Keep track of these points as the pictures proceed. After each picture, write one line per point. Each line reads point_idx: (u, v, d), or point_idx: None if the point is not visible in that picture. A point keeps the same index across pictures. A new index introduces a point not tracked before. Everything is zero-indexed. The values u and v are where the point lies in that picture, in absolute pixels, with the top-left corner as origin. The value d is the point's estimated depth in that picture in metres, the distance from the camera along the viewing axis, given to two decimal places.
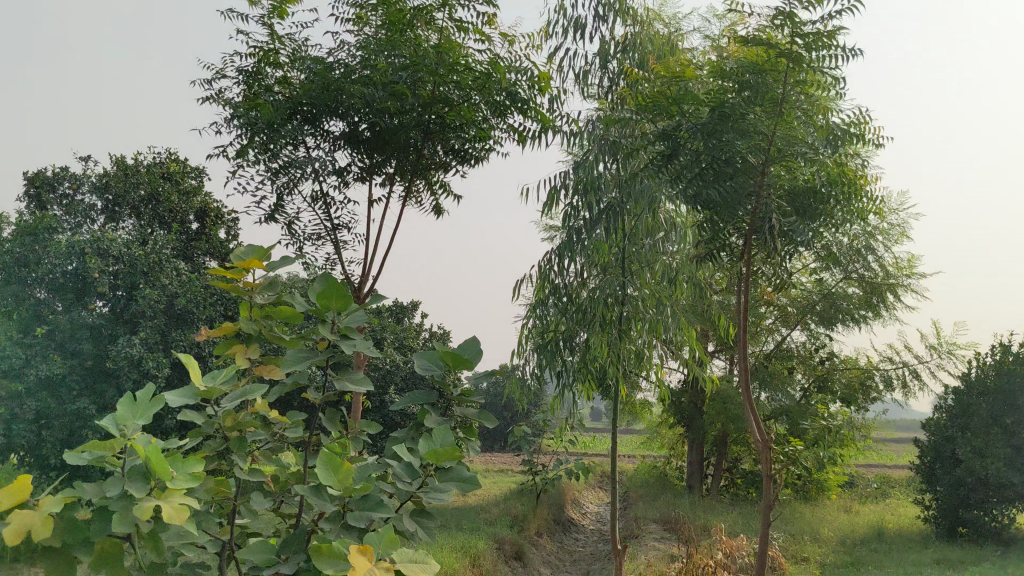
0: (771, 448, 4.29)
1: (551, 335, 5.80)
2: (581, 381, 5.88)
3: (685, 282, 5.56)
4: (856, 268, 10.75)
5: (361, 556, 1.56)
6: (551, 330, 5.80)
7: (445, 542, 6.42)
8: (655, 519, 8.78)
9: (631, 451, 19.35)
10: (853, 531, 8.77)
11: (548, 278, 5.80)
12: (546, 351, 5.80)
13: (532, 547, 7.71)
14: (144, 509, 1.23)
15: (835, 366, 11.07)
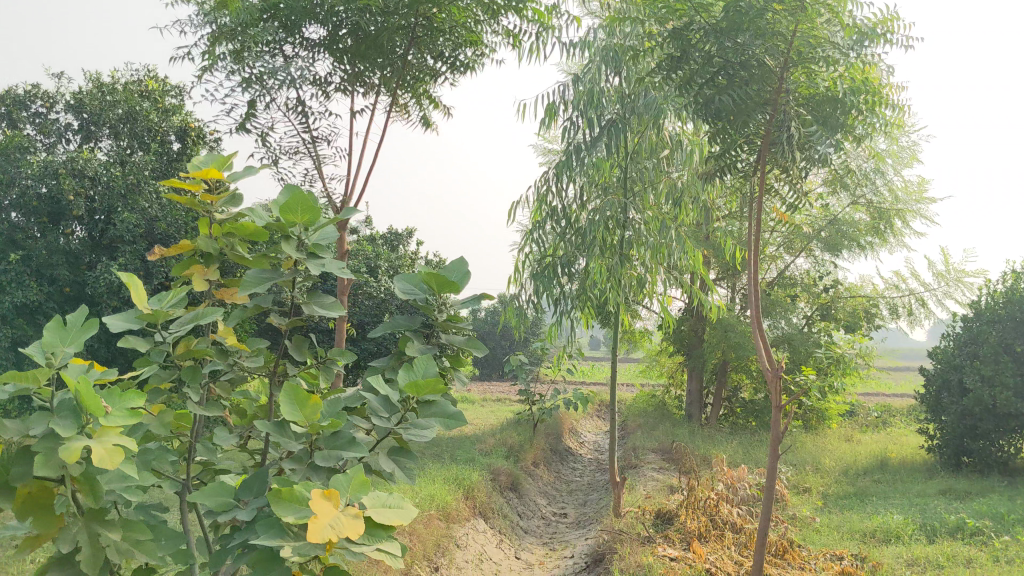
0: (783, 378, 4.02)
1: (549, 259, 5.50)
2: (579, 307, 5.60)
3: (691, 202, 5.23)
4: (864, 194, 10.44)
5: (330, 502, 1.44)
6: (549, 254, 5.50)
7: (438, 473, 6.22)
8: (653, 449, 8.59)
9: (630, 380, 19.23)
10: (856, 461, 8.60)
11: (545, 198, 5.47)
12: (544, 275, 5.51)
13: (528, 477, 7.53)
14: (69, 452, 1.14)
15: (840, 294, 10.81)
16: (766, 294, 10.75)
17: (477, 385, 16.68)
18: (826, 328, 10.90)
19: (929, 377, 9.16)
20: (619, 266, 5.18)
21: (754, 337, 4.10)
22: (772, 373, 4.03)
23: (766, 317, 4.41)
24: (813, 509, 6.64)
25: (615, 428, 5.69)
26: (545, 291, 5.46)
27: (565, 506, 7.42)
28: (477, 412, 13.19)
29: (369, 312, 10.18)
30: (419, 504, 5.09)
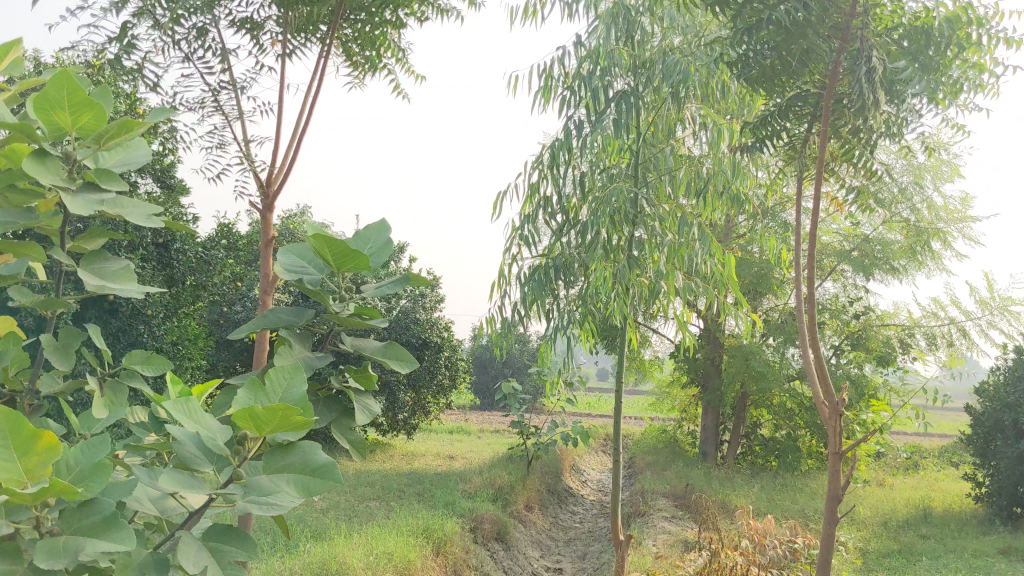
0: (844, 415, 2.99)
1: (531, 260, 4.43)
2: (578, 323, 4.60)
3: (718, 192, 4.24)
4: (899, 212, 9.48)
5: None
6: (536, 255, 4.46)
7: (407, 522, 5.20)
8: (663, 493, 7.56)
9: (638, 414, 18.23)
10: (894, 510, 7.55)
11: (535, 188, 4.47)
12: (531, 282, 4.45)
13: (518, 525, 6.50)
14: None
15: (872, 322, 9.79)
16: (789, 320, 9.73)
17: (475, 415, 15.67)
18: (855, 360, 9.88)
19: (978, 416, 8.13)
20: (626, 268, 4.15)
21: (804, 360, 3.07)
22: (831, 409, 3.00)
23: (819, 334, 3.39)
24: (853, 572, 5.60)
25: (620, 469, 4.66)
26: (534, 301, 4.40)
27: (561, 559, 6.38)
28: (472, 446, 12.15)
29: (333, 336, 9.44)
30: (372, 565, 4.06)
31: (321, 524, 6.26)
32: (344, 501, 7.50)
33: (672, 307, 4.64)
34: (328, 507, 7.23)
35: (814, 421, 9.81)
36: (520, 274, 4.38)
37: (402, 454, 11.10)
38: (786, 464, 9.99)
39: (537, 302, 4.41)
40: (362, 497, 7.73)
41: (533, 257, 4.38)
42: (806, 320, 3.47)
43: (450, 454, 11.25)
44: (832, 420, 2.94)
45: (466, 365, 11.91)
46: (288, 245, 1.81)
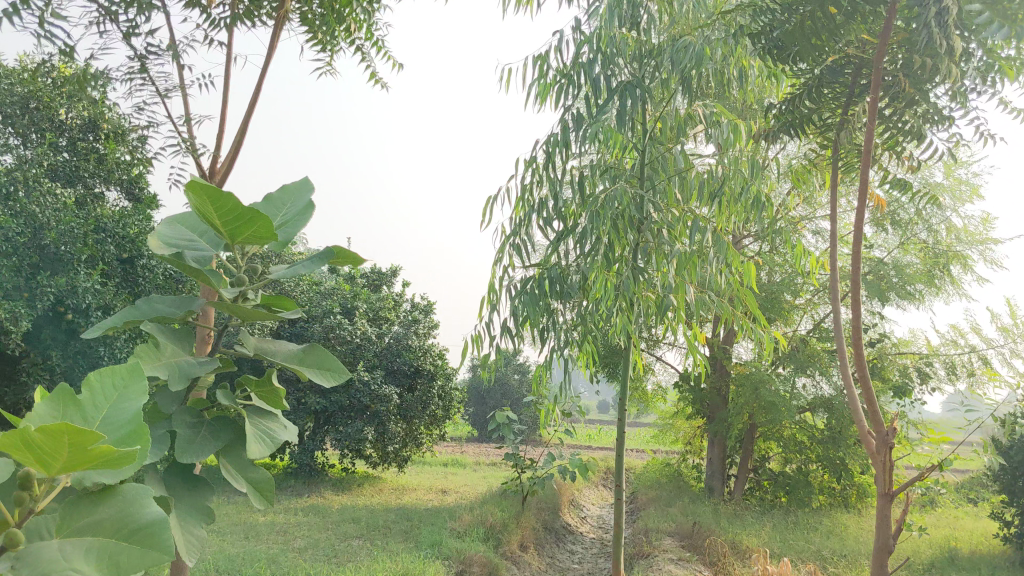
0: (895, 449, 2.49)
1: (514, 272, 3.86)
2: (576, 342, 4.11)
3: (734, 196, 3.74)
4: (915, 234, 9.02)
5: None
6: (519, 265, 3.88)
7: (384, 566, 4.67)
8: (669, 533, 7.03)
9: (638, 446, 17.73)
10: (917, 551, 7.03)
11: (525, 190, 3.95)
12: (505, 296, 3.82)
13: (512, 567, 5.96)
14: None
15: (887, 350, 9.29)
16: (800, 347, 9.22)
17: (470, 447, 15.12)
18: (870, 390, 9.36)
19: (1005, 451, 7.60)
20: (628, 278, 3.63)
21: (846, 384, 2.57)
22: (879, 441, 2.50)
23: (866, 357, 2.90)
24: None
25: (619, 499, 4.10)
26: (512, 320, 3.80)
27: None
28: (467, 479, 11.62)
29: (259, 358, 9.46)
30: None
31: (296, 565, 5.73)
32: (324, 539, 6.96)
33: (681, 324, 4.16)
34: (307, 545, 6.69)
35: (826, 455, 9.29)
36: (505, 286, 3.82)
37: (392, 487, 10.56)
38: (796, 500, 9.46)
39: (516, 321, 3.80)
40: (344, 535, 7.18)
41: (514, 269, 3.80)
42: (852, 339, 2.97)
43: (443, 488, 10.69)
44: (881, 456, 2.44)
45: (461, 395, 11.39)
46: (171, 213, 1.33)
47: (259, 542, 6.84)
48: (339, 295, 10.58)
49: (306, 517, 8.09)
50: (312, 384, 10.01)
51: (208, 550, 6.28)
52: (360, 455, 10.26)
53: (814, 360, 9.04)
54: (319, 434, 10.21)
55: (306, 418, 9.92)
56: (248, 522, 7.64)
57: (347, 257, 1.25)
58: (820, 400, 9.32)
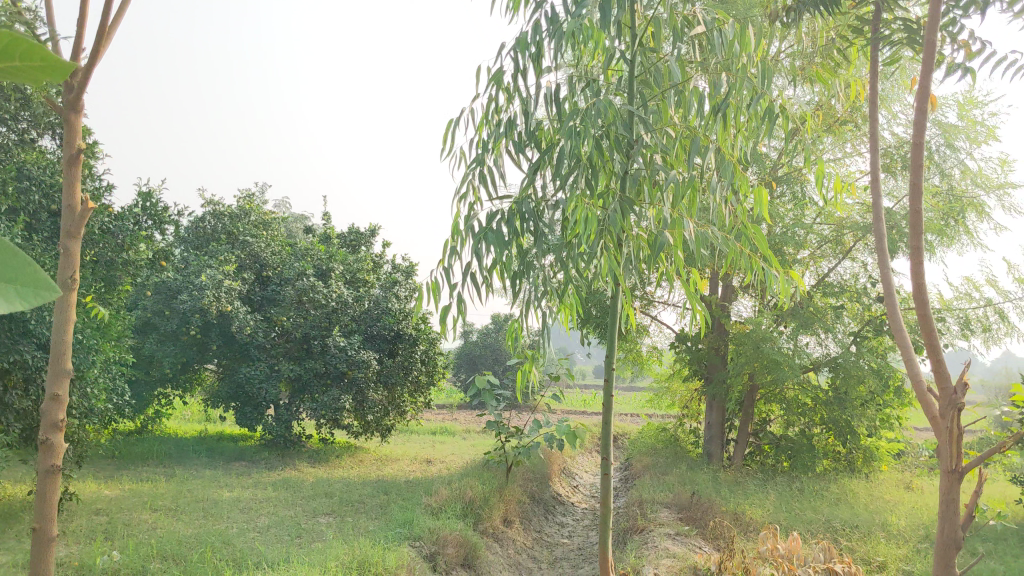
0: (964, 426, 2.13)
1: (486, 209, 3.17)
2: (556, 293, 3.48)
3: (741, 112, 3.12)
4: (925, 180, 8.43)
5: None
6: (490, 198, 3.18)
7: (338, 553, 4.06)
8: (665, 504, 6.48)
9: (632, 411, 17.25)
10: (933, 521, 6.50)
11: (489, 108, 3.30)
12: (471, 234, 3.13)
13: (492, 547, 5.38)
14: None
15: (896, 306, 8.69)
16: (804, 304, 8.62)
17: (458, 414, 14.55)
18: (878, 348, 8.79)
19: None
20: (613, 211, 3.00)
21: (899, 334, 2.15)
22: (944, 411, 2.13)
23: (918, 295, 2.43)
24: None
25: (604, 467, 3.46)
26: (483, 266, 3.13)
27: None
28: (454, 448, 11.07)
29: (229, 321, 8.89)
30: None
31: (250, 548, 5.14)
32: (289, 517, 6.37)
33: (676, 268, 3.54)
34: (269, 524, 6.10)
35: (832, 417, 8.73)
36: (471, 223, 3.16)
37: (373, 458, 10.00)
38: (799, 465, 8.94)
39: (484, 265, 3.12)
40: (313, 512, 6.62)
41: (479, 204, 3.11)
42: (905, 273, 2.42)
43: (427, 458, 10.12)
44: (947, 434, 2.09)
45: (445, 361, 10.79)
46: None
47: (218, 521, 6.24)
48: (312, 256, 9.94)
49: (275, 492, 7.51)
50: (285, 351, 9.38)
51: (156, 532, 5.68)
52: (337, 425, 9.67)
53: (818, 318, 8.44)
54: (294, 404, 9.60)
55: (278, 387, 9.31)
56: (210, 499, 7.06)
57: (78, 78, 0.27)
58: (825, 359, 8.73)
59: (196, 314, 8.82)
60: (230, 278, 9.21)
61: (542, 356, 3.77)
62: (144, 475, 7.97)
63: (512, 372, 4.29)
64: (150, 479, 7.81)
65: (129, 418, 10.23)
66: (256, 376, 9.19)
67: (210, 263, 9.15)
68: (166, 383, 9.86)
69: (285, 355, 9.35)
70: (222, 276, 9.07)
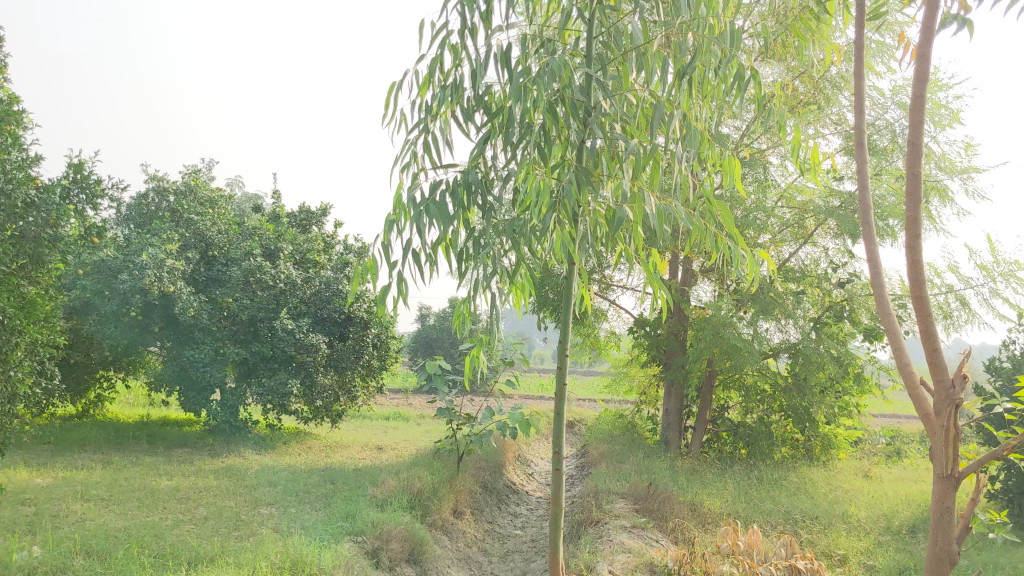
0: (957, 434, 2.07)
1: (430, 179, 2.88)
2: (507, 273, 3.21)
3: (708, 76, 2.87)
4: (888, 164, 8.29)
5: None
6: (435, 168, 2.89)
7: (269, 552, 3.76)
8: (622, 494, 6.28)
9: (588, 395, 17.10)
10: (895, 512, 6.37)
11: (436, 70, 3.01)
12: (415, 207, 2.84)
13: (439, 540, 5.12)
14: None
15: (857, 292, 8.55)
16: (765, 288, 8.44)
17: (411, 399, 14.26)
18: (838, 335, 8.65)
19: (989, 399, 6.91)
20: (568, 183, 2.74)
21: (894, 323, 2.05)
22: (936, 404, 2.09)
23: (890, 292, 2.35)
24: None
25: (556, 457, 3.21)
26: (427, 242, 2.84)
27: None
28: (406, 434, 10.81)
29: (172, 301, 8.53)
30: None
31: (182, 543, 4.83)
32: (228, 508, 6.05)
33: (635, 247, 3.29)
34: (207, 516, 5.79)
35: (791, 405, 8.59)
36: (413, 193, 2.88)
37: (322, 444, 9.71)
38: (757, 452, 8.79)
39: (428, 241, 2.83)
40: (255, 502, 6.31)
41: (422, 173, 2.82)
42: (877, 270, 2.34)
43: (378, 445, 9.85)
44: (943, 433, 2.07)
45: (398, 345, 10.50)
46: None
47: (153, 511, 5.91)
48: (260, 235, 9.59)
49: (217, 481, 7.19)
50: (231, 333, 9.02)
51: (84, 524, 5.34)
52: (285, 410, 9.34)
53: (779, 303, 8.28)
54: (239, 388, 9.25)
55: (224, 371, 8.95)
56: (147, 488, 6.71)
57: None
58: (785, 345, 8.57)
59: (137, 295, 8.42)
60: (173, 257, 8.82)
61: (490, 339, 3.50)
62: (79, 462, 7.60)
63: (459, 356, 4.02)
64: (85, 467, 7.43)
65: (66, 403, 9.80)
66: (200, 359, 8.84)
67: (152, 241, 8.74)
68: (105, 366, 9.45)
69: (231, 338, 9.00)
70: (165, 256, 8.67)
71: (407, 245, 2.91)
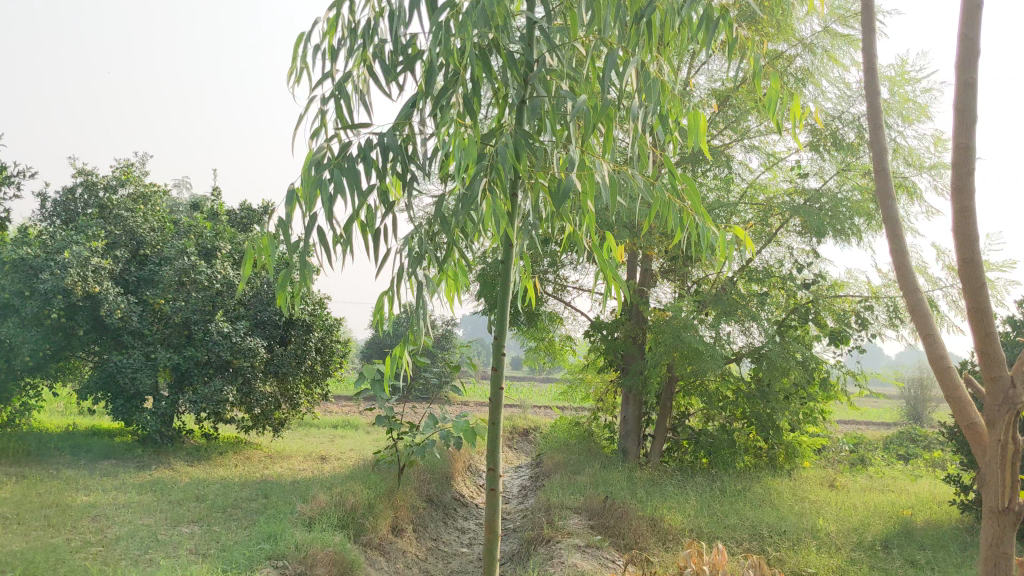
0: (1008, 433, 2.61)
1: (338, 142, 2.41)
2: (436, 258, 2.75)
3: (669, 24, 2.46)
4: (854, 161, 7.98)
5: None
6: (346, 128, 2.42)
7: None
8: (575, 508, 5.84)
9: (545, 404, 16.67)
10: (866, 525, 5.99)
11: (351, 16, 2.55)
12: (319, 175, 2.36)
13: (374, 561, 4.63)
14: None
15: (823, 293, 8.33)
16: (726, 289, 8.09)
17: (360, 406, 13.73)
18: (803, 338, 8.32)
19: None
20: (504, 147, 2.30)
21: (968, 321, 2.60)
22: (994, 413, 2.59)
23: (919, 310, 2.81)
24: None
25: (490, 473, 2.75)
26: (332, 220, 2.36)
27: None
28: (353, 444, 10.28)
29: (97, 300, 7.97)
30: None
31: (82, 569, 4.28)
32: (145, 527, 5.52)
33: (586, 226, 2.86)
34: (120, 535, 5.25)
35: (755, 411, 8.22)
36: (320, 158, 2.40)
37: (262, 455, 9.16)
38: (720, 462, 8.40)
39: (334, 217, 2.34)
40: (177, 520, 5.78)
41: (327, 134, 2.35)
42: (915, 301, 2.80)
43: (322, 455, 9.32)
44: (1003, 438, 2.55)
45: (344, 350, 10.00)
46: None
47: (60, 531, 5.35)
48: (197, 233, 9.06)
49: (140, 496, 6.64)
50: (163, 337, 8.45)
51: None
52: (221, 420, 8.80)
53: (742, 305, 7.89)
54: (171, 396, 8.69)
55: (155, 378, 8.38)
56: (60, 504, 6.14)
57: None
58: (747, 349, 8.20)
59: (59, 296, 7.85)
60: (100, 256, 8.26)
61: (415, 338, 3.04)
62: None
63: (385, 360, 3.54)
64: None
65: None
66: (129, 364, 8.27)
67: (76, 239, 8.19)
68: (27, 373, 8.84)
69: (163, 342, 8.45)
70: (89, 254, 8.12)
71: (312, 220, 2.44)
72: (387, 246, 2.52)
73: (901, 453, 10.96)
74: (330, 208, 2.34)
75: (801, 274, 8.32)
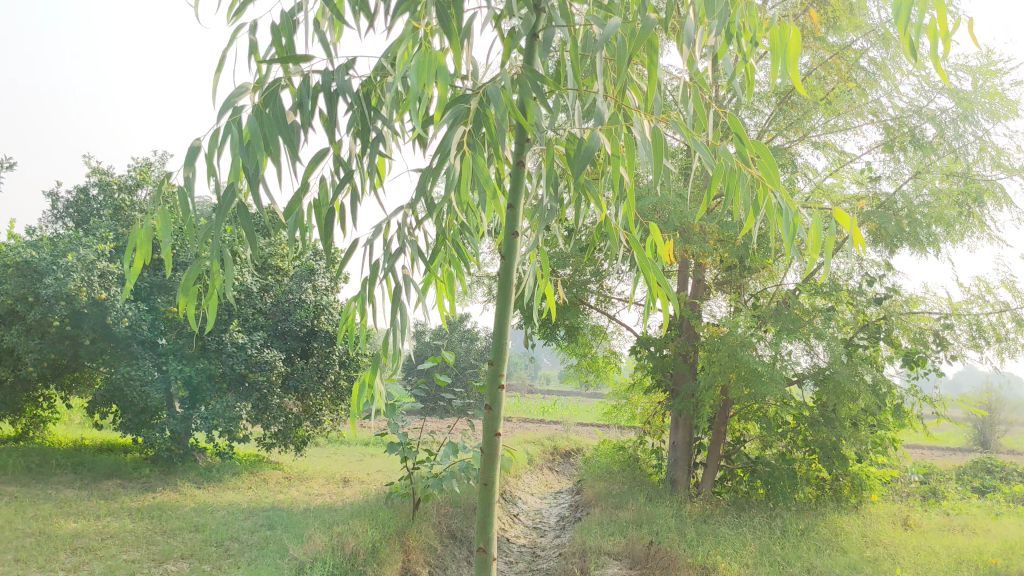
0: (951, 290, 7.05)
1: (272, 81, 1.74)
2: (418, 252, 2.06)
3: None
4: (932, 162, 7.19)
5: None
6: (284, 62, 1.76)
7: None
8: (615, 553, 5.13)
9: (587, 423, 15.90)
10: None
11: None
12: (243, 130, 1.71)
13: None
14: None
15: (895, 309, 7.53)
16: (788, 304, 7.35)
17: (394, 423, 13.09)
18: (873, 359, 7.53)
19: None
20: (497, 86, 1.60)
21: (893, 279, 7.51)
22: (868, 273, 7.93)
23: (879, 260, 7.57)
24: None
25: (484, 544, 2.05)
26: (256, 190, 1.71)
27: None
28: (381, 464, 9.64)
29: (105, 303, 7.42)
30: None
31: None
32: (126, 564, 4.88)
33: (621, 208, 2.14)
34: (94, 574, 4.62)
35: (817, 439, 7.43)
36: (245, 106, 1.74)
37: (281, 476, 8.55)
38: (778, 494, 7.62)
39: (257, 185, 1.70)
40: (165, 555, 5.13)
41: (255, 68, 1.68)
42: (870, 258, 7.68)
43: (345, 477, 8.69)
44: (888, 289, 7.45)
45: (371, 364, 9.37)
46: None
47: (29, 568, 4.73)
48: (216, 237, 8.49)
49: (134, 523, 6.03)
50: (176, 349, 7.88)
51: None
52: (236, 438, 8.19)
53: (803, 320, 7.12)
54: (184, 412, 8.11)
55: (166, 391, 7.80)
56: (42, 534, 5.53)
57: None
58: (810, 371, 7.38)
59: (62, 302, 7.30)
60: (109, 260, 7.72)
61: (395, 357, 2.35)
62: None
63: (361, 383, 2.84)
64: None
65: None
66: (139, 376, 7.69)
67: (83, 241, 7.65)
68: (34, 384, 8.30)
69: (174, 353, 7.86)
70: (96, 257, 7.59)
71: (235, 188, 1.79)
72: (342, 229, 1.83)
73: (977, 486, 10.02)
74: (253, 176, 1.70)
75: (871, 288, 7.54)
